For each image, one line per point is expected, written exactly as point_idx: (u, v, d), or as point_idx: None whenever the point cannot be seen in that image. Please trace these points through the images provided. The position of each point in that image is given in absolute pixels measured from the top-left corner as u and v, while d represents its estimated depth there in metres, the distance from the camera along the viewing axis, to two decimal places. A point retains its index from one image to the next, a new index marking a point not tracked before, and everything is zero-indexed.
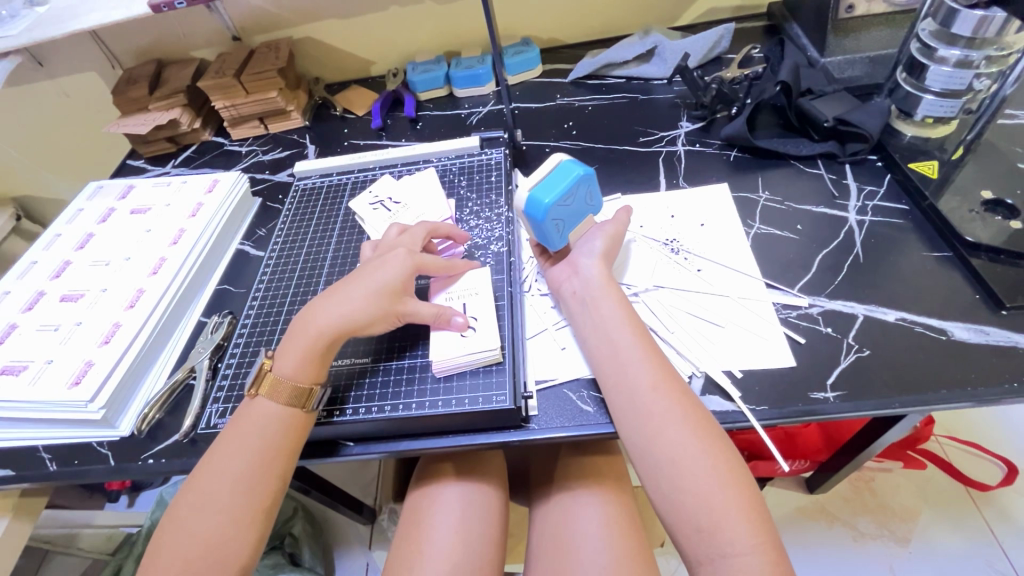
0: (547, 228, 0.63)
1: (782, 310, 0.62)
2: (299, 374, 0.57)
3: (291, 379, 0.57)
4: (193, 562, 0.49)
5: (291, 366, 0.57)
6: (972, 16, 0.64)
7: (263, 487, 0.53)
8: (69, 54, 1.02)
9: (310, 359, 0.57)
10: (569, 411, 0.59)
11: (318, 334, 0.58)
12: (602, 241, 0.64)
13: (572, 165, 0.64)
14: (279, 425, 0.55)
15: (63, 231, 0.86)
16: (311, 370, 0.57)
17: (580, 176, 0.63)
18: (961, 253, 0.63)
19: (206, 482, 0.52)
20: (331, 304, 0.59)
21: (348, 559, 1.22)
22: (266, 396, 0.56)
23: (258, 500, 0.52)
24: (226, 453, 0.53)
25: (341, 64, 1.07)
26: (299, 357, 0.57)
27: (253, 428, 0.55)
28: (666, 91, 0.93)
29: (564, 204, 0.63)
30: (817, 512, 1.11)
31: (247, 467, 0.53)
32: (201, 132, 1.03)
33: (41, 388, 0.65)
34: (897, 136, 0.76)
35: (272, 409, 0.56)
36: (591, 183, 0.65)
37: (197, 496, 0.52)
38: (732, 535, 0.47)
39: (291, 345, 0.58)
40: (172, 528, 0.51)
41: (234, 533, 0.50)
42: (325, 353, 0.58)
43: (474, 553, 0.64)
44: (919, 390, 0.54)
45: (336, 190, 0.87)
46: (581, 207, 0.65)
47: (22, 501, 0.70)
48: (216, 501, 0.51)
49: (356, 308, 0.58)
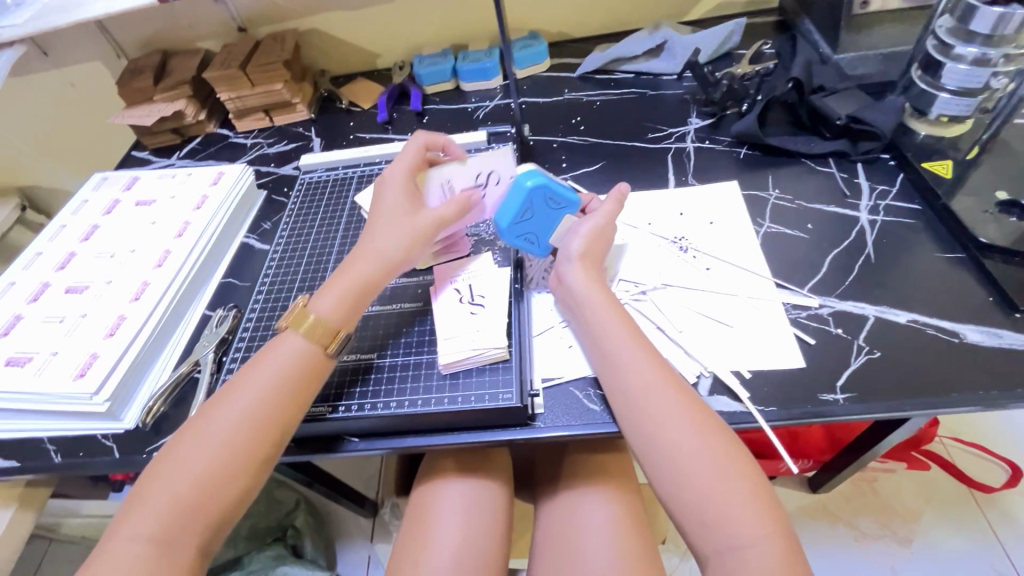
0: (517, 243, 0.65)
1: (791, 310, 0.62)
2: (336, 312, 0.57)
3: (326, 317, 0.57)
4: (180, 506, 0.48)
5: (328, 304, 0.58)
6: (990, 13, 0.63)
7: (262, 433, 0.52)
8: (75, 44, 1.01)
9: (348, 299, 0.58)
10: (575, 409, 0.59)
11: (358, 276, 0.59)
12: (577, 242, 0.62)
13: (522, 177, 0.61)
14: (296, 370, 0.55)
15: (67, 222, 0.86)
16: (345, 312, 0.58)
17: (527, 190, 0.60)
18: (974, 254, 0.62)
19: (208, 423, 0.52)
20: (373, 245, 0.61)
21: (350, 552, 1.22)
22: (297, 332, 0.57)
23: (257, 447, 0.51)
24: (237, 393, 0.53)
25: (347, 57, 1.06)
26: (338, 295, 0.58)
27: (270, 367, 0.55)
28: (676, 86, 0.91)
29: (523, 218, 0.62)
30: (819, 511, 1.11)
31: (256, 410, 0.52)
32: (207, 124, 1.02)
33: (47, 379, 0.65)
34: (910, 135, 0.75)
35: (300, 347, 0.56)
36: (549, 189, 0.61)
37: (198, 438, 0.51)
38: (740, 528, 0.46)
39: (329, 286, 0.59)
40: (167, 466, 0.50)
41: (228, 478, 0.50)
42: (362, 295, 0.59)
43: (478, 551, 0.64)
44: (931, 393, 0.54)
45: (342, 184, 0.86)
46: (545, 214, 0.62)
47: (27, 491, 0.71)
48: (217, 439, 0.51)
49: (392, 250, 0.60)
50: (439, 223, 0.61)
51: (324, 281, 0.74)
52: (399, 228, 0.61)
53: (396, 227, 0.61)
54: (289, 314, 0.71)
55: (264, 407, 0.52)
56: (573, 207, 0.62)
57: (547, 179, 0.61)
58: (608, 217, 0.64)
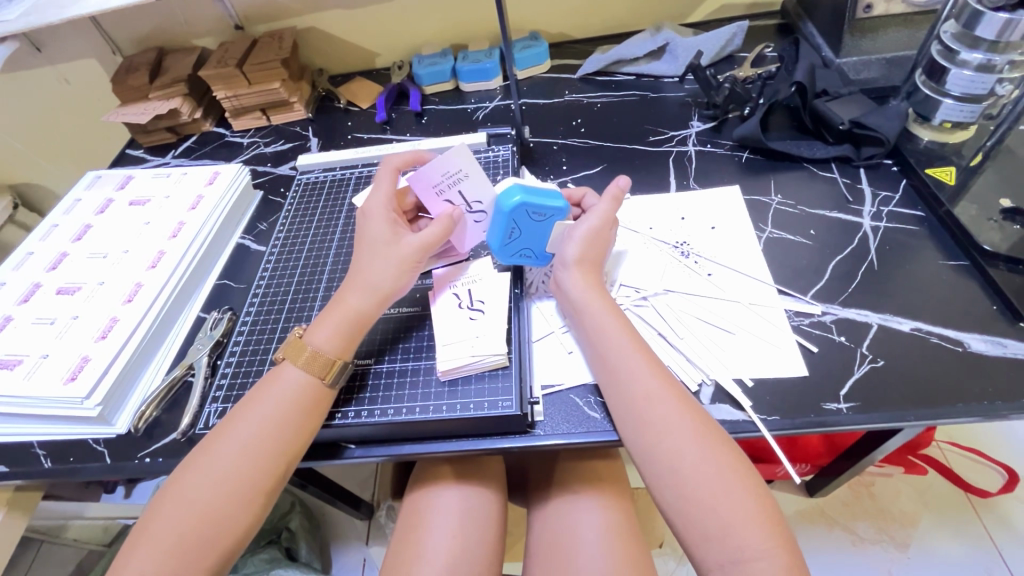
0: (514, 261, 0.65)
1: (793, 318, 0.61)
2: (330, 345, 0.56)
3: (321, 350, 0.56)
4: (187, 541, 0.47)
5: (324, 337, 0.56)
6: (997, 18, 0.62)
7: (268, 466, 0.51)
8: (69, 40, 1.00)
9: (343, 331, 0.57)
10: (575, 417, 0.58)
11: (352, 307, 0.57)
12: (573, 247, 0.61)
13: (501, 195, 0.60)
14: (298, 401, 0.54)
15: (59, 222, 0.85)
16: (341, 344, 0.56)
17: (509, 209, 0.59)
18: (978, 262, 0.62)
19: (213, 456, 0.51)
20: (364, 274, 0.59)
21: (345, 555, 1.21)
22: (296, 364, 0.55)
23: (262, 480, 0.50)
24: (242, 424, 0.52)
25: (346, 56, 1.05)
26: (334, 327, 0.57)
27: (277, 399, 0.53)
28: (677, 89, 0.91)
29: (513, 237, 0.62)
30: (816, 515, 1.10)
31: (261, 443, 0.51)
32: (203, 122, 1.01)
33: (36, 382, 0.64)
34: (913, 141, 0.75)
35: (299, 379, 0.55)
36: (528, 204, 0.59)
37: (203, 470, 0.50)
38: (742, 538, 0.45)
39: (324, 318, 0.58)
40: (172, 499, 0.50)
41: (235, 512, 0.49)
42: (359, 327, 0.57)
43: (473, 558, 0.63)
44: (935, 404, 0.53)
45: (339, 185, 0.85)
46: (533, 228, 0.61)
47: (17, 496, 0.69)
48: (221, 473, 0.50)
49: (383, 280, 0.58)
50: (427, 246, 0.59)
51: (321, 284, 0.73)
52: (388, 257, 0.58)
53: (386, 253, 0.59)
54: (285, 318, 0.70)
55: (269, 439, 0.51)
56: (562, 214, 0.61)
57: (528, 193, 0.60)
58: (606, 217, 0.62)
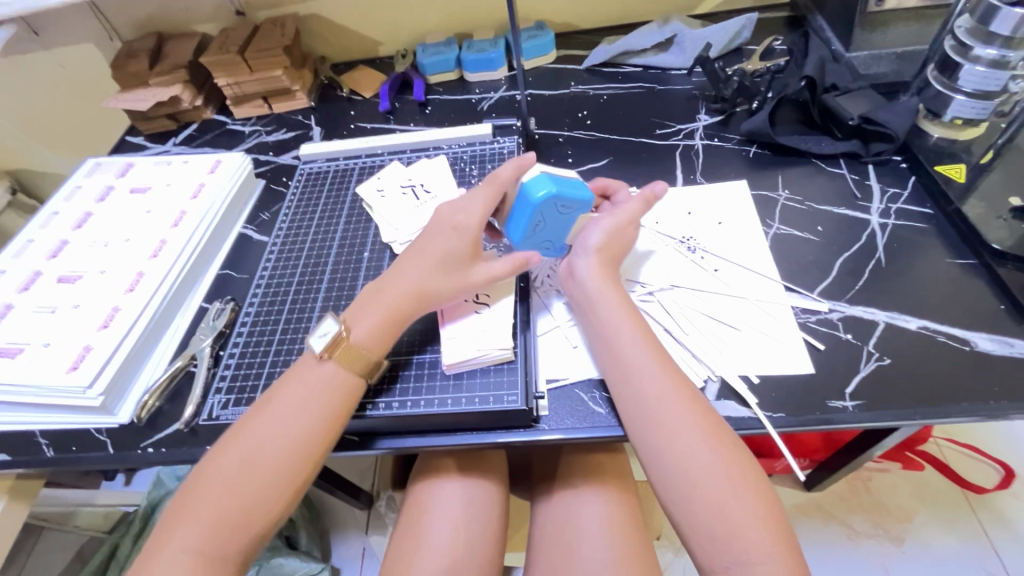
0: (532, 251, 0.64)
1: (800, 315, 0.61)
2: (372, 342, 0.55)
3: (363, 345, 0.55)
4: (208, 539, 0.47)
5: (365, 330, 0.56)
6: (1012, 14, 0.62)
7: (310, 456, 0.50)
8: (67, 24, 0.98)
9: (384, 329, 0.56)
10: (581, 412, 0.58)
11: (393, 305, 0.57)
12: (598, 234, 0.61)
13: (533, 188, 0.58)
14: (337, 391, 0.53)
15: (60, 209, 0.84)
16: (382, 340, 0.56)
17: (538, 201, 0.58)
18: (987, 261, 0.62)
19: (247, 443, 0.50)
20: (420, 275, 0.58)
21: (345, 543, 1.21)
22: (334, 359, 0.54)
23: (303, 468, 0.50)
24: (274, 409, 0.52)
25: (349, 43, 1.04)
26: (379, 322, 0.56)
27: (300, 393, 0.52)
28: (684, 82, 0.90)
29: (537, 228, 0.61)
30: (813, 509, 1.11)
31: (300, 431, 0.51)
32: (204, 110, 1.00)
33: (38, 372, 0.64)
34: (923, 137, 0.74)
35: (337, 376, 0.54)
36: (560, 198, 0.58)
37: (235, 456, 0.50)
38: (752, 542, 0.45)
39: (368, 310, 0.57)
40: (204, 486, 0.49)
41: (273, 497, 0.49)
42: (400, 323, 0.57)
43: (475, 550, 0.63)
44: (941, 403, 0.53)
45: (342, 175, 0.84)
46: (559, 221, 0.60)
47: (19, 484, 0.69)
48: (257, 459, 0.49)
49: (437, 286, 0.57)
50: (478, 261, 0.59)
51: (324, 276, 0.72)
52: (444, 262, 0.58)
53: (433, 252, 0.59)
54: (288, 308, 0.70)
55: (307, 428, 0.51)
56: (586, 207, 0.60)
57: (557, 185, 0.58)
58: (631, 215, 0.63)
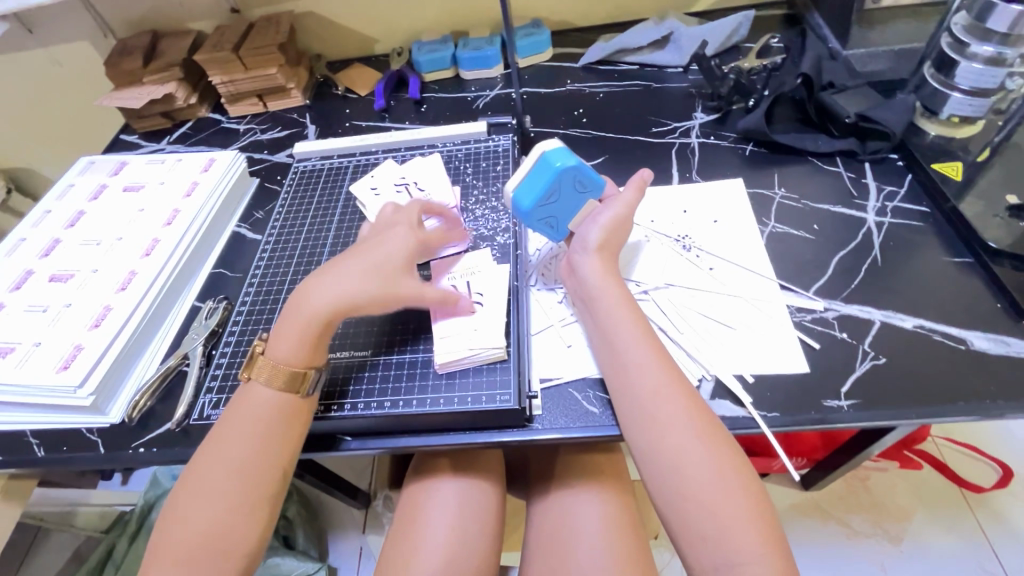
0: (534, 227, 0.62)
1: (795, 313, 0.61)
2: (295, 356, 0.54)
3: (286, 363, 0.54)
4: (198, 548, 0.47)
5: (286, 349, 0.55)
6: (1009, 11, 0.61)
7: (265, 479, 0.50)
8: (61, 21, 0.98)
9: (302, 342, 0.55)
10: (574, 411, 0.58)
11: (310, 316, 0.55)
12: (596, 231, 0.60)
13: (552, 155, 0.59)
14: (277, 414, 0.53)
15: (52, 208, 0.83)
16: (306, 353, 0.55)
17: (558, 170, 0.58)
18: (983, 259, 0.61)
19: (201, 474, 0.50)
20: (326, 287, 0.56)
21: (341, 543, 1.21)
22: (263, 382, 0.54)
23: (262, 491, 0.50)
24: (228, 440, 0.51)
25: (344, 41, 1.03)
26: (294, 340, 0.55)
27: (261, 409, 0.53)
28: (681, 79, 0.89)
29: (548, 200, 0.60)
30: (811, 508, 1.11)
31: (253, 456, 0.51)
32: (198, 108, 0.99)
33: (29, 371, 0.63)
34: (920, 135, 0.74)
35: (270, 394, 0.53)
36: (578, 173, 0.59)
37: (194, 489, 0.49)
38: (741, 544, 0.45)
39: (284, 328, 0.56)
40: (173, 523, 0.49)
41: (238, 524, 0.49)
42: (322, 336, 0.55)
43: (470, 551, 0.63)
44: (937, 402, 0.53)
45: (336, 173, 0.84)
46: (572, 197, 0.60)
47: (11, 484, 0.68)
48: (215, 490, 0.49)
49: (350, 287, 0.55)
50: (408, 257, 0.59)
51: None
52: (358, 269, 0.57)
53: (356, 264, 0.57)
54: (281, 307, 0.69)
55: (258, 452, 0.51)
56: (597, 194, 0.62)
57: (579, 162, 0.60)
58: (629, 206, 0.61)
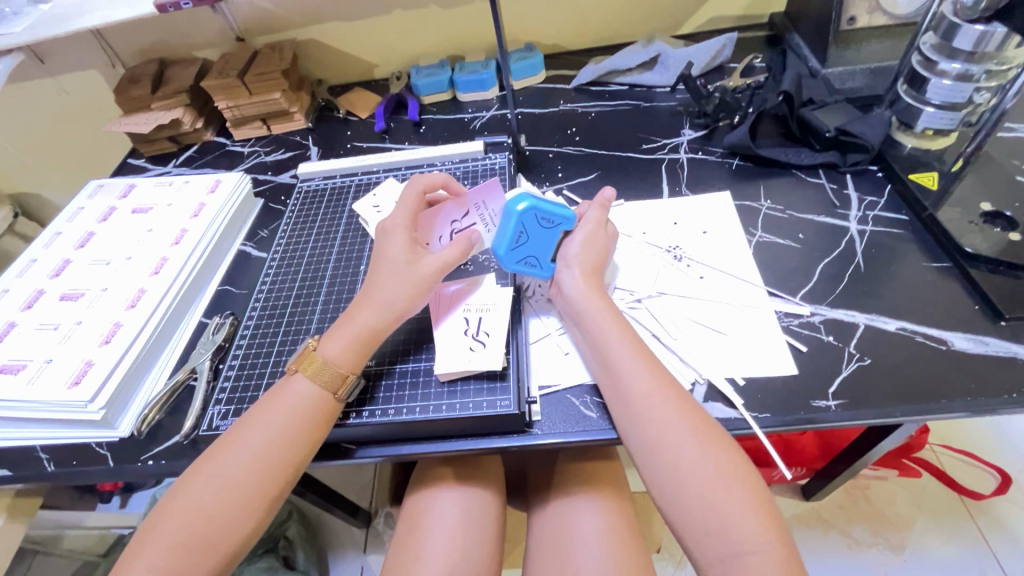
0: (518, 270, 0.64)
1: (783, 318, 0.63)
2: (343, 360, 0.57)
3: (335, 363, 0.56)
4: (190, 544, 0.48)
5: (336, 349, 0.57)
6: (973, 31, 0.65)
7: (274, 472, 0.52)
8: (72, 52, 1.01)
9: (356, 346, 0.57)
10: (572, 417, 0.59)
11: (364, 324, 0.58)
12: (576, 247, 0.63)
13: (512, 202, 0.61)
14: (306, 411, 0.54)
15: (62, 229, 0.86)
16: (354, 358, 0.57)
17: (519, 214, 0.60)
18: (961, 264, 0.64)
19: (211, 470, 0.51)
20: (378, 292, 0.59)
21: (342, 563, 1.21)
22: (306, 377, 0.56)
23: (269, 485, 0.51)
24: (249, 430, 0.53)
25: (345, 67, 1.07)
26: (348, 341, 0.57)
27: (286, 410, 0.54)
28: (669, 99, 0.93)
29: (519, 242, 0.62)
30: (813, 519, 1.12)
31: (268, 448, 0.52)
32: (204, 132, 1.03)
33: (40, 387, 0.65)
34: (897, 147, 0.77)
35: (310, 392, 0.55)
36: (541, 210, 0.61)
37: (205, 478, 0.51)
38: (742, 535, 0.46)
39: (337, 331, 0.58)
40: (172, 513, 0.50)
41: (237, 515, 0.50)
42: (371, 342, 0.58)
43: (472, 558, 0.64)
44: (921, 400, 0.55)
45: (339, 192, 0.87)
46: (540, 234, 0.62)
47: (17, 501, 0.69)
48: (224, 478, 0.51)
49: (397, 297, 0.58)
50: (438, 262, 0.59)
51: (322, 290, 0.74)
52: (401, 275, 0.59)
53: (400, 272, 0.59)
54: (287, 321, 0.71)
55: (275, 445, 0.52)
56: (568, 223, 0.63)
57: (536, 200, 0.61)
58: (599, 222, 0.65)
